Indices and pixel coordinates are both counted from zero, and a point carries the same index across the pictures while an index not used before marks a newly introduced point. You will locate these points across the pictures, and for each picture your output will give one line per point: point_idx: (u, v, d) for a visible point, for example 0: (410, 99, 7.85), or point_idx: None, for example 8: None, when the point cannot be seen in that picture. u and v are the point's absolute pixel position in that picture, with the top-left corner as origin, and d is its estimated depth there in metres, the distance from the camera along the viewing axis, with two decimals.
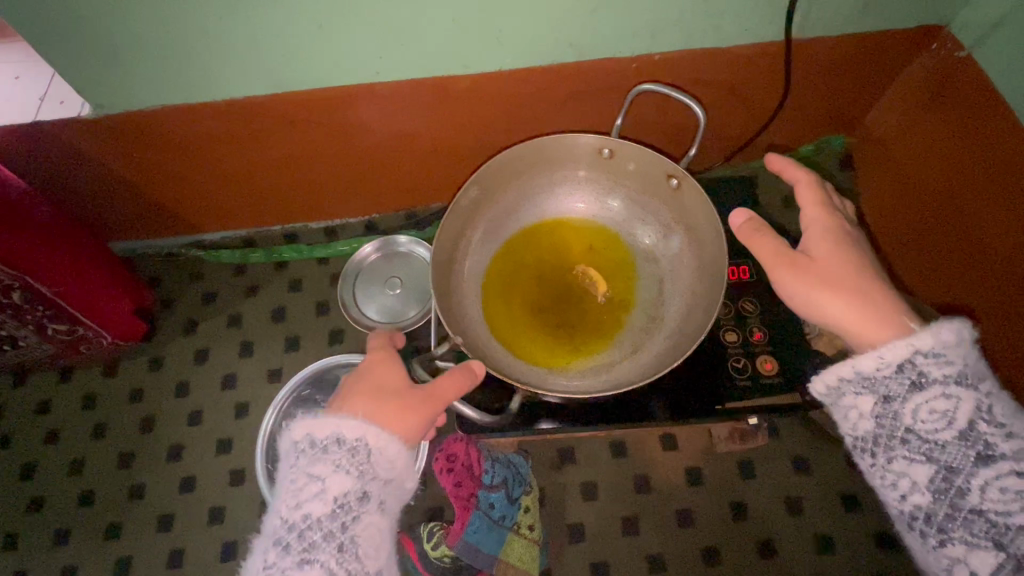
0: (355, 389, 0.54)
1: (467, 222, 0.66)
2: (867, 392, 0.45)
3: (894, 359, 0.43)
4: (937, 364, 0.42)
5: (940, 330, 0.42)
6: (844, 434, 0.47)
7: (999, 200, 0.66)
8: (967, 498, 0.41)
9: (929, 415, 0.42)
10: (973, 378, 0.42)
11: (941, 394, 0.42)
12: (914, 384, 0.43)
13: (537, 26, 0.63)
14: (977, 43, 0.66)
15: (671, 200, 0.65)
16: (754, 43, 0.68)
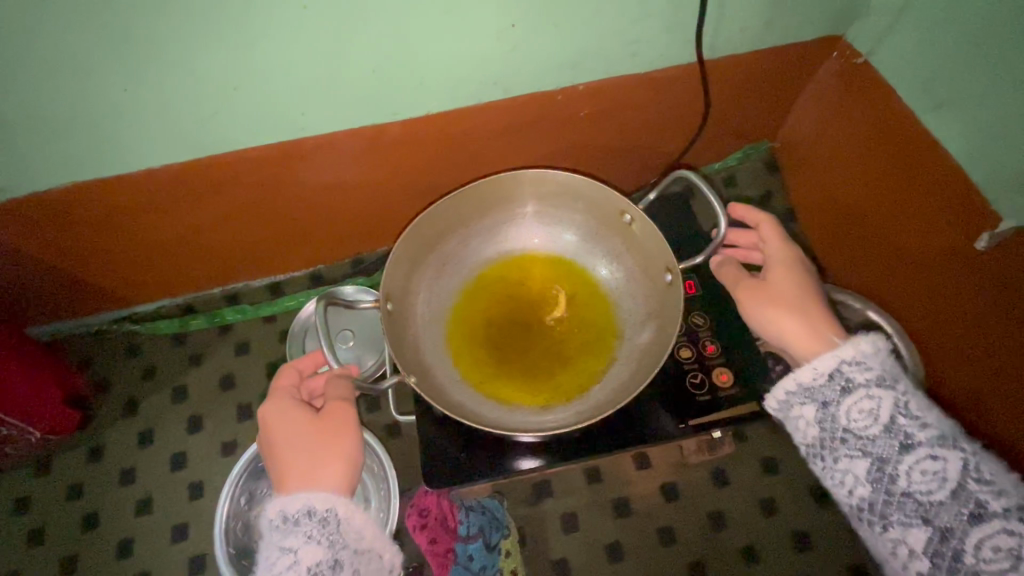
0: (274, 448, 0.53)
1: (427, 244, 0.65)
2: (809, 401, 0.51)
3: (824, 369, 0.50)
4: (859, 370, 0.49)
5: (858, 342, 0.50)
6: (797, 442, 0.52)
7: (905, 196, 0.70)
8: (898, 483, 0.46)
9: (859, 415, 0.48)
10: (890, 379, 0.48)
11: (864, 395, 0.48)
12: (844, 390, 0.49)
13: (459, 70, 0.64)
14: (872, 49, 0.71)
15: (622, 230, 0.66)
16: (671, 66, 0.71)
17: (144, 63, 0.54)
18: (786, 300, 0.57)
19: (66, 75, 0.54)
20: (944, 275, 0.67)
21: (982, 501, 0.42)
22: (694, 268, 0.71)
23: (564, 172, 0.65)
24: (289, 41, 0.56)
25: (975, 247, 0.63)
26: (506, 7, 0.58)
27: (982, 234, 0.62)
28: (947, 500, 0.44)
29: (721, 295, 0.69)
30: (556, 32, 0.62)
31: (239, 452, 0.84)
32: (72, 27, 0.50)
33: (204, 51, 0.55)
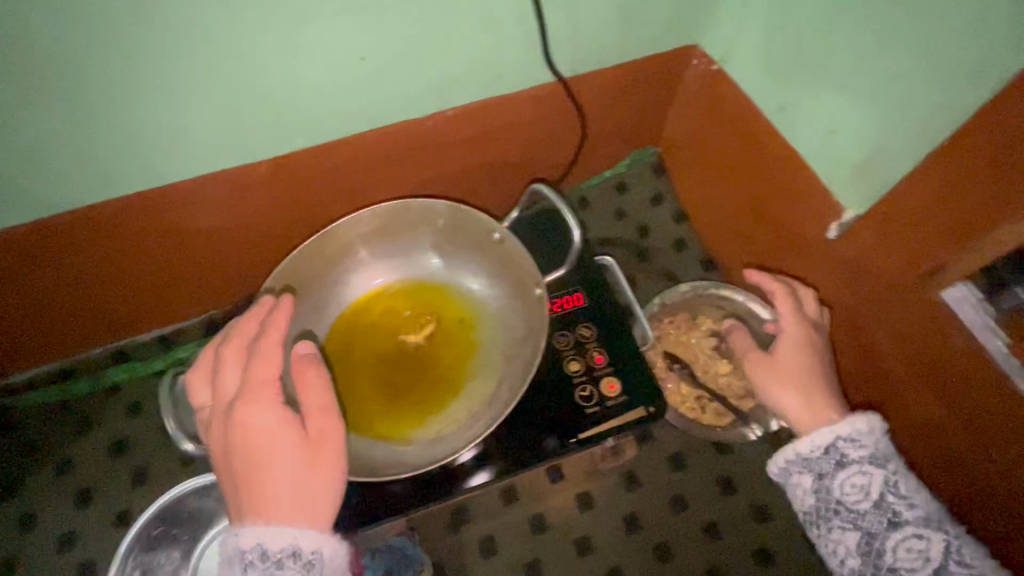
0: (252, 472, 0.45)
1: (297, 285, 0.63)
2: (805, 471, 0.56)
3: (821, 443, 0.56)
4: (854, 447, 0.55)
5: (854, 421, 0.56)
6: (796, 509, 0.57)
7: (768, 191, 0.74)
8: (885, 558, 0.51)
9: (852, 488, 0.53)
10: (880, 458, 0.54)
11: (858, 471, 0.54)
12: (838, 463, 0.55)
13: (316, 104, 0.63)
14: (723, 56, 0.75)
15: (495, 250, 0.65)
16: (536, 84, 0.72)
17: None
18: (793, 378, 0.62)
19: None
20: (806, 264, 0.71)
21: None
22: (581, 281, 0.72)
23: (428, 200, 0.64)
24: (119, 90, 0.53)
25: (827, 236, 0.65)
26: (351, 41, 0.57)
27: (832, 224, 0.65)
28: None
29: (607, 306, 0.70)
30: (411, 61, 0.62)
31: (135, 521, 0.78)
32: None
33: (18, 108, 0.51)
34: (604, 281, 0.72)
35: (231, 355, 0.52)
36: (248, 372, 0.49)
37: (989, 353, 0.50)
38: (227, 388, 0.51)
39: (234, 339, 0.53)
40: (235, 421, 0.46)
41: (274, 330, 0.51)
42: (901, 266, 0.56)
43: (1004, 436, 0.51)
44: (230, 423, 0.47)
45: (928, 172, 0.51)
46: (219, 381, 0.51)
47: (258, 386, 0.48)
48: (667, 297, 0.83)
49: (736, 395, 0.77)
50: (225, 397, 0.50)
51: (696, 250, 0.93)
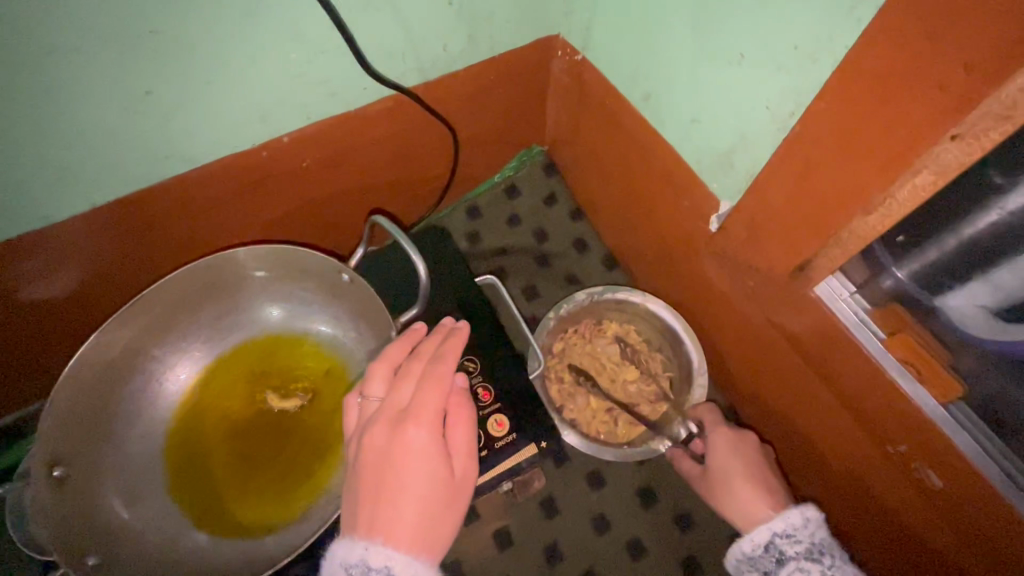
0: (396, 505, 0.39)
1: (117, 371, 0.53)
2: (753, 570, 0.53)
3: (760, 539, 0.53)
4: (790, 542, 0.51)
5: (788, 514, 0.53)
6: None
7: (649, 186, 0.70)
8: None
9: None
10: (818, 551, 0.50)
11: (796, 566, 0.50)
12: (778, 560, 0.51)
13: (105, 154, 0.52)
14: (585, 45, 0.69)
15: (342, 290, 0.59)
16: (383, 97, 0.64)
17: None
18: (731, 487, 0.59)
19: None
20: (693, 259, 0.67)
21: None
22: (461, 309, 0.67)
23: (256, 247, 0.56)
24: None
25: (710, 229, 0.62)
26: (123, 76, 0.46)
27: (711, 216, 0.61)
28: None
29: (490, 333, 0.66)
30: (216, 90, 0.52)
31: None
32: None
33: None
34: (487, 306, 0.68)
35: (379, 370, 0.46)
36: (416, 392, 0.43)
37: (866, 350, 0.47)
38: (398, 399, 0.43)
39: (424, 349, 0.46)
40: (398, 442, 0.41)
41: (452, 355, 0.45)
42: (772, 266, 0.53)
43: (891, 430, 0.49)
44: (396, 442, 0.41)
45: (776, 169, 0.47)
46: (393, 386, 0.44)
47: (425, 410, 0.42)
48: (563, 308, 0.76)
49: (646, 401, 0.74)
50: (396, 406, 0.43)
51: (597, 248, 0.89)
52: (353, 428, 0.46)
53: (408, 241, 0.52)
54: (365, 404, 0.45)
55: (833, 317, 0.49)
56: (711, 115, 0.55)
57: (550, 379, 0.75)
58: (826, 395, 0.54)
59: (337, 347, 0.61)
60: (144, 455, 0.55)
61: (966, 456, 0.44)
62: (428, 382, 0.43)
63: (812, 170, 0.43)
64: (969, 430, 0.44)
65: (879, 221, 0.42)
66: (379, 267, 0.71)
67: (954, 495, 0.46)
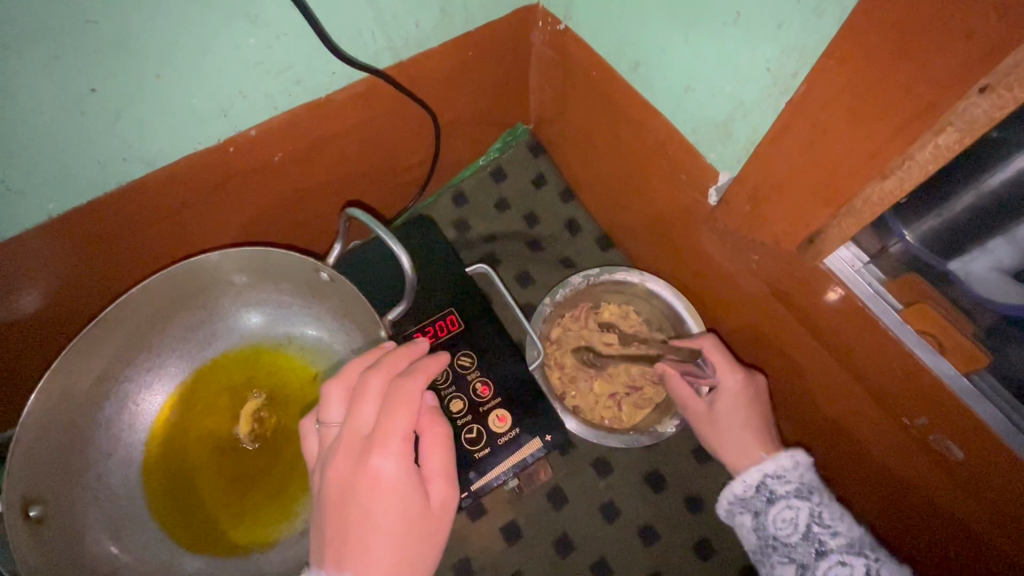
0: (367, 539, 0.38)
1: (89, 398, 0.50)
2: (745, 511, 0.51)
3: (752, 480, 0.51)
4: (781, 482, 0.50)
5: (778, 457, 0.52)
6: (744, 551, 0.52)
7: (643, 160, 0.66)
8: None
9: (784, 524, 0.48)
10: (807, 490, 0.49)
11: (786, 505, 0.49)
12: (769, 500, 0.50)
13: (53, 160, 0.48)
14: (566, 13, 0.64)
15: (323, 289, 0.56)
16: (355, 82, 0.60)
17: None
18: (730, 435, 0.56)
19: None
20: (692, 235, 0.64)
21: None
22: (454, 302, 0.64)
23: (224, 250, 0.52)
24: None
25: (709, 203, 0.59)
26: (62, 73, 0.42)
27: (710, 189, 0.58)
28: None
29: (486, 325, 0.63)
30: (169, 83, 0.48)
31: None
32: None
33: None
34: (481, 296, 0.65)
35: (338, 392, 0.43)
36: (380, 418, 0.40)
37: (882, 322, 0.46)
38: (360, 425, 0.40)
39: (385, 366, 0.42)
40: (364, 475, 0.39)
41: (419, 371, 0.41)
42: (777, 238, 0.50)
43: (911, 403, 0.48)
44: (361, 476, 0.39)
45: (780, 137, 0.44)
46: (353, 409, 0.41)
47: (390, 439, 0.39)
48: (558, 294, 0.74)
49: (649, 383, 0.71)
50: (359, 434, 0.40)
51: (590, 228, 0.86)
52: (320, 452, 0.44)
53: (386, 232, 0.48)
54: (328, 429, 0.43)
55: (847, 290, 0.47)
56: (706, 82, 0.51)
57: (550, 367, 0.72)
58: (839, 367, 0.53)
59: (323, 350, 0.58)
60: (130, 482, 0.52)
61: (994, 430, 0.42)
62: (390, 407, 0.40)
63: (821, 136, 0.40)
64: (994, 399, 0.43)
65: (895, 187, 0.39)
66: (361, 264, 0.68)
67: (978, 465, 0.45)
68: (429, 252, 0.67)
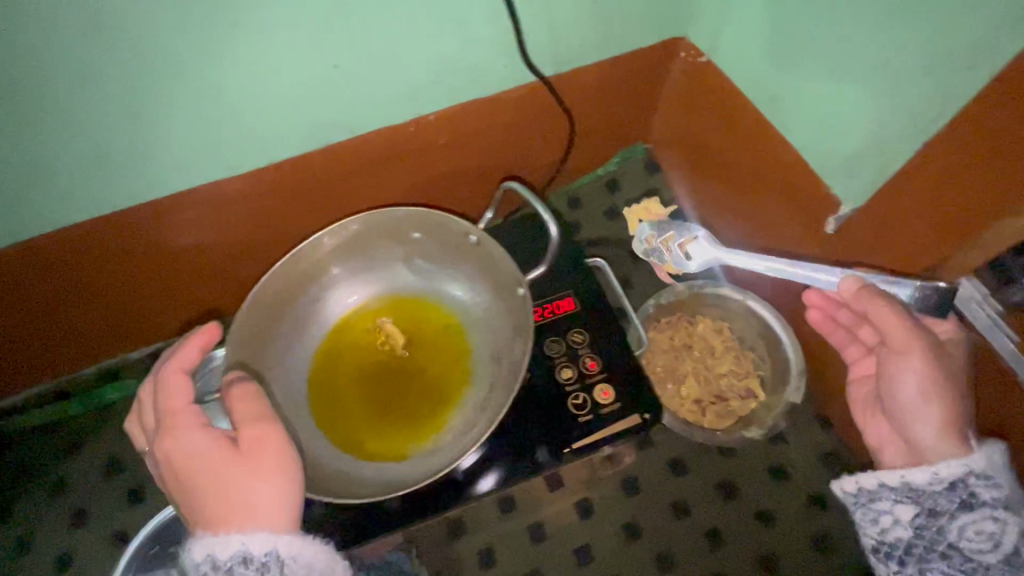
0: (213, 492, 0.46)
1: (278, 308, 0.62)
2: (918, 505, 0.52)
3: (946, 476, 0.51)
4: (985, 487, 0.50)
5: (985, 457, 0.50)
6: (887, 538, 0.53)
7: (758, 186, 0.73)
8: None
9: (976, 535, 0.49)
10: (1011, 501, 0.49)
11: (988, 515, 0.49)
12: (964, 502, 0.50)
13: (287, 116, 0.61)
14: (711, 48, 0.72)
15: (471, 252, 0.65)
16: (517, 85, 0.70)
17: None
18: None
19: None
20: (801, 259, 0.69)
21: None
22: (571, 286, 0.71)
23: (397, 207, 0.63)
24: (76, 100, 0.51)
25: (827, 231, 0.64)
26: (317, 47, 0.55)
27: (829, 219, 0.63)
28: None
29: (597, 310, 0.69)
30: (383, 66, 0.60)
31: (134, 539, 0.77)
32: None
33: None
34: (596, 285, 0.71)
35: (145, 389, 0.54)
36: (163, 404, 0.50)
37: (996, 346, 0.52)
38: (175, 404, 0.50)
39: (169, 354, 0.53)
40: (164, 450, 0.48)
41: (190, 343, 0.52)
42: (893, 266, 0.55)
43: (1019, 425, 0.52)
44: (165, 447, 0.48)
45: None
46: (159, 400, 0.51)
47: (175, 416, 0.49)
48: (664, 296, 0.82)
49: (737, 396, 0.76)
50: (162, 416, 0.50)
51: None
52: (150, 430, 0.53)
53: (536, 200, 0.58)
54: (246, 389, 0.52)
55: (965, 317, 0.53)
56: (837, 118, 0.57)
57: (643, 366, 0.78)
58: None
59: (461, 307, 0.67)
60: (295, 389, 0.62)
61: None
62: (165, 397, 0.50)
63: None
64: None
65: None
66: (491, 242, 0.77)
67: None
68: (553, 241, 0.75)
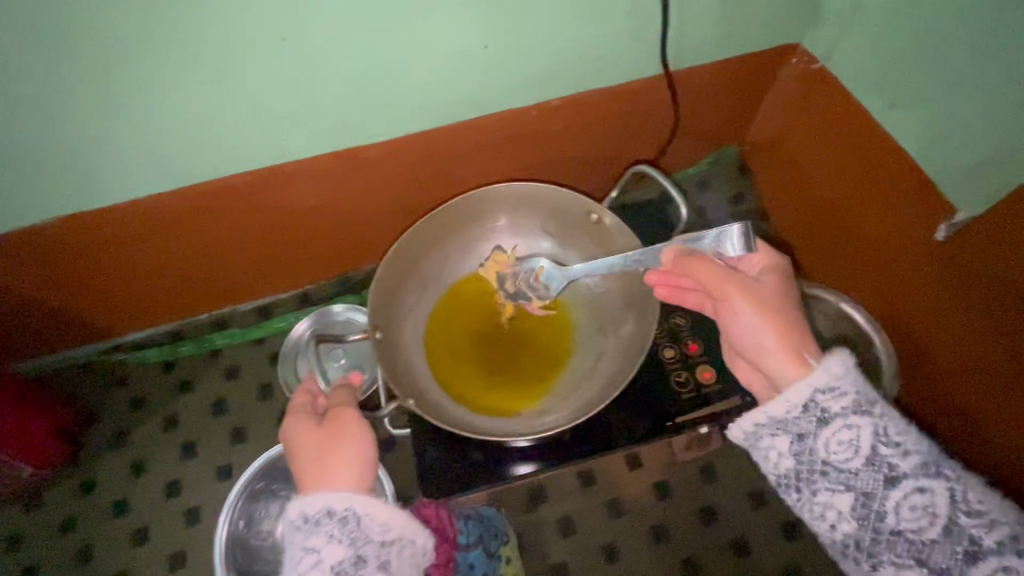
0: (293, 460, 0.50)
1: (413, 262, 0.67)
2: (781, 432, 0.47)
3: (798, 400, 0.47)
4: (835, 398, 0.45)
5: (828, 364, 0.46)
6: (772, 472, 0.49)
7: (865, 190, 0.76)
8: (886, 521, 0.42)
9: (838, 447, 0.44)
10: (867, 403, 0.45)
11: (843, 425, 0.45)
12: (820, 419, 0.46)
13: (434, 94, 0.64)
14: (827, 55, 0.75)
15: (591, 232, 0.69)
16: (640, 78, 0.73)
17: (129, 99, 0.54)
18: None
19: (20, 107, 0.52)
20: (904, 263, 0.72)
21: (975, 536, 0.40)
22: None
23: (529, 182, 0.67)
24: (261, 63, 0.54)
25: (935, 237, 0.67)
26: (478, 30, 0.58)
27: (941, 225, 0.66)
28: (938, 538, 0.41)
29: None
30: (530, 51, 0.63)
31: (235, 476, 0.83)
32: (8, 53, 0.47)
33: (181, 90, 0.55)
34: None
35: None
36: None
37: None
38: None
39: None
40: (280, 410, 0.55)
41: None
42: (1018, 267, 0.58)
43: None
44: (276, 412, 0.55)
45: None
46: None
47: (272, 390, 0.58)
48: None
49: None
50: None
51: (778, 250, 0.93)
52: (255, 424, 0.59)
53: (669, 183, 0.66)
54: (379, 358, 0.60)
55: None
56: None
57: None
58: None
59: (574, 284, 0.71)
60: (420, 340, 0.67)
61: None
62: None
63: None
64: None
65: None
66: None
67: None
68: (655, 230, 0.78)
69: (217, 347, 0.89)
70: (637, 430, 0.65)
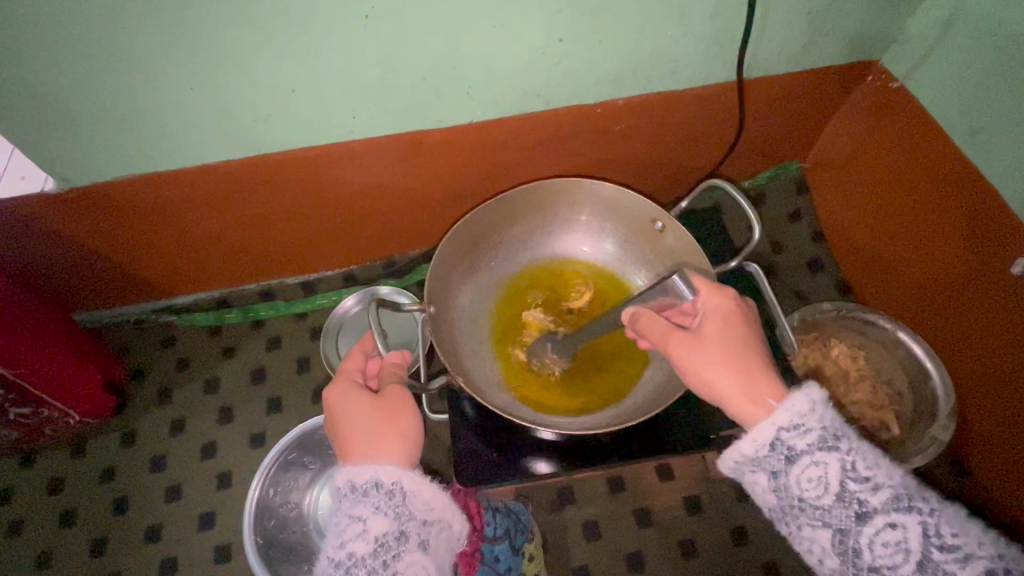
0: (338, 425, 0.50)
1: (473, 243, 0.67)
2: (759, 470, 0.44)
3: (763, 439, 0.44)
4: (799, 435, 0.43)
5: (790, 402, 0.43)
6: (759, 506, 0.46)
7: (936, 216, 0.73)
8: (863, 557, 0.40)
9: (809, 484, 0.42)
10: (832, 438, 0.42)
11: (811, 462, 0.42)
12: (788, 458, 0.43)
13: (503, 84, 0.65)
14: (908, 74, 0.72)
15: (651, 239, 0.68)
16: (710, 84, 0.72)
17: (212, 65, 0.55)
18: None
19: (110, 66, 0.54)
20: (975, 299, 0.69)
21: (948, 573, 0.38)
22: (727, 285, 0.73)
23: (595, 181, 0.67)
24: (341, 39, 0.55)
25: (1012, 272, 0.64)
26: (557, 23, 0.58)
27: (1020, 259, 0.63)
28: (914, 575, 0.39)
29: None
30: (604, 48, 0.63)
31: (268, 445, 0.84)
32: (106, 15, 0.49)
33: (264, 61, 0.56)
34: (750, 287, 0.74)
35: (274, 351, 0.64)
36: None
37: None
38: None
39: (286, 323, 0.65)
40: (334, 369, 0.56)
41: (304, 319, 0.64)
42: None
43: None
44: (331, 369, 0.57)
45: None
46: None
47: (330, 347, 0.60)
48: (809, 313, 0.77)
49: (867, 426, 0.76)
50: None
51: (832, 272, 0.90)
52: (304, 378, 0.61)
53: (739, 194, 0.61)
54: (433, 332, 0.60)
55: None
56: None
57: None
58: None
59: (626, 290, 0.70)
60: (469, 322, 0.67)
61: None
62: None
63: None
64: None
65: None
66: None
67: None
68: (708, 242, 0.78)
69: (261, 317, 0.90)
70: (678, 439, 0.65)
